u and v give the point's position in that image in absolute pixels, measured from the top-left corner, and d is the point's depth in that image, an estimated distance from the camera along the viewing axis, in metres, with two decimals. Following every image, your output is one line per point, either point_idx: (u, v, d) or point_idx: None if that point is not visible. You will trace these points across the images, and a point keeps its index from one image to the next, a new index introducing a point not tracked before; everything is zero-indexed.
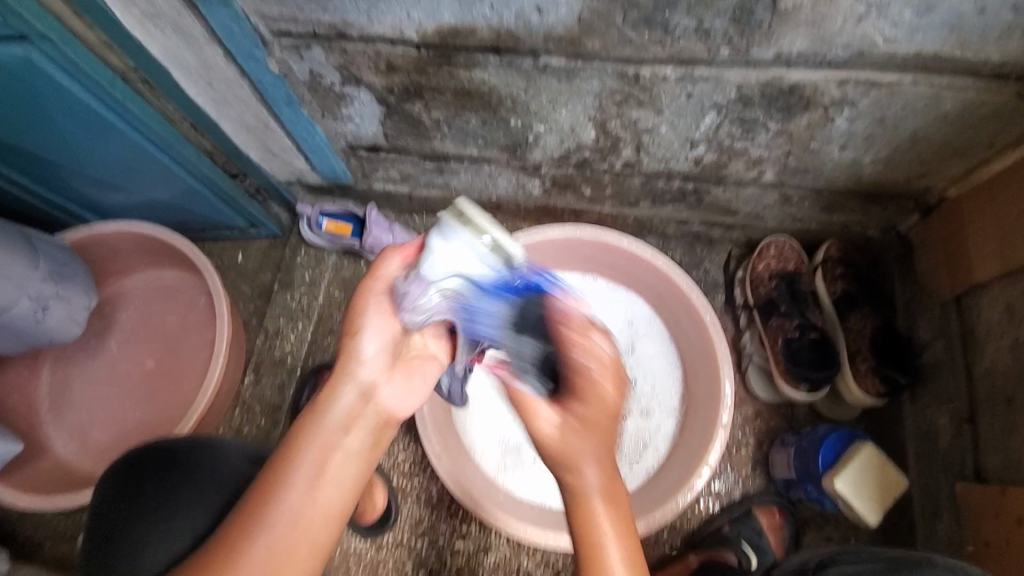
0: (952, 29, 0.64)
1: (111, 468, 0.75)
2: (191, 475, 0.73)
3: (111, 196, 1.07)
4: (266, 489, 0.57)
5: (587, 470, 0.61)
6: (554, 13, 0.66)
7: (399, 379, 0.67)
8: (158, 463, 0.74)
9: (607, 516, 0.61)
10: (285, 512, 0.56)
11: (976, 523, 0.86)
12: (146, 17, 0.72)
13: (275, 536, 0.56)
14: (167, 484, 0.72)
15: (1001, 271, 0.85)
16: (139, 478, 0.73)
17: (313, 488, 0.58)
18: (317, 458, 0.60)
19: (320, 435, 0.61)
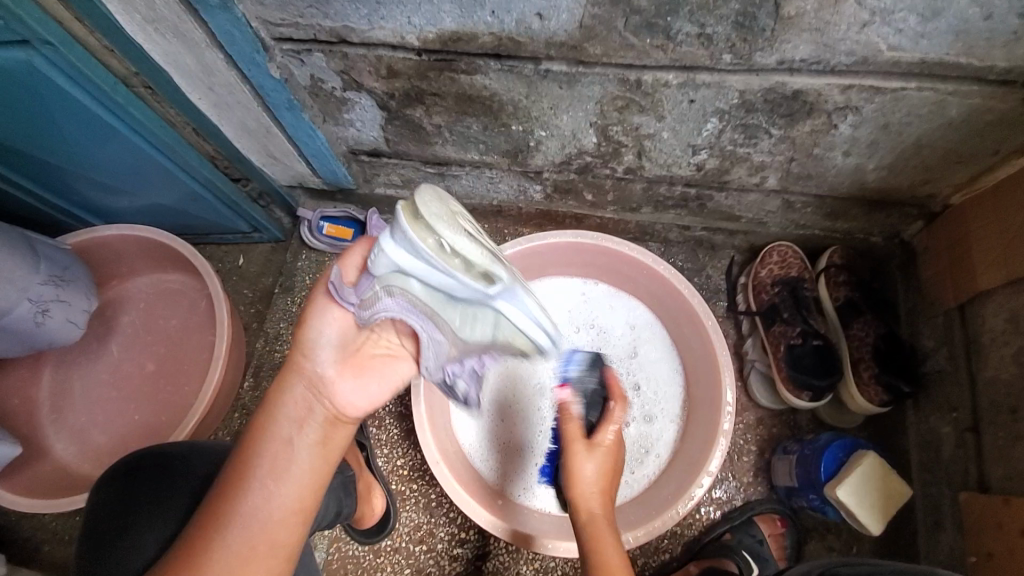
0: (957, 36, 0.63)
1: (108, 474, 0.75)
2: (191, 480, 0.72)
3: (112, 200, 1.07)
4: (226, 490, 0.59)
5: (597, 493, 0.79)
6: (556, 19, 0.66)
7: (354, 376, 0.65)
8: (154, 469, 0.73)
9: (610, 535, 0.74)
10: (246, 509, 0.58)
11: (980, 534, 0.85)
12: (147, 21, 0.72)
13: (237, 536, 0.57)
14: (165, 490, 0.72)
15: (1005, 279, 0.84)
16: (136, 484, 0.73)
17: (272, 485, 0.60)
18: (273, 456, 0.61)
19: (276, 433, 0.61)
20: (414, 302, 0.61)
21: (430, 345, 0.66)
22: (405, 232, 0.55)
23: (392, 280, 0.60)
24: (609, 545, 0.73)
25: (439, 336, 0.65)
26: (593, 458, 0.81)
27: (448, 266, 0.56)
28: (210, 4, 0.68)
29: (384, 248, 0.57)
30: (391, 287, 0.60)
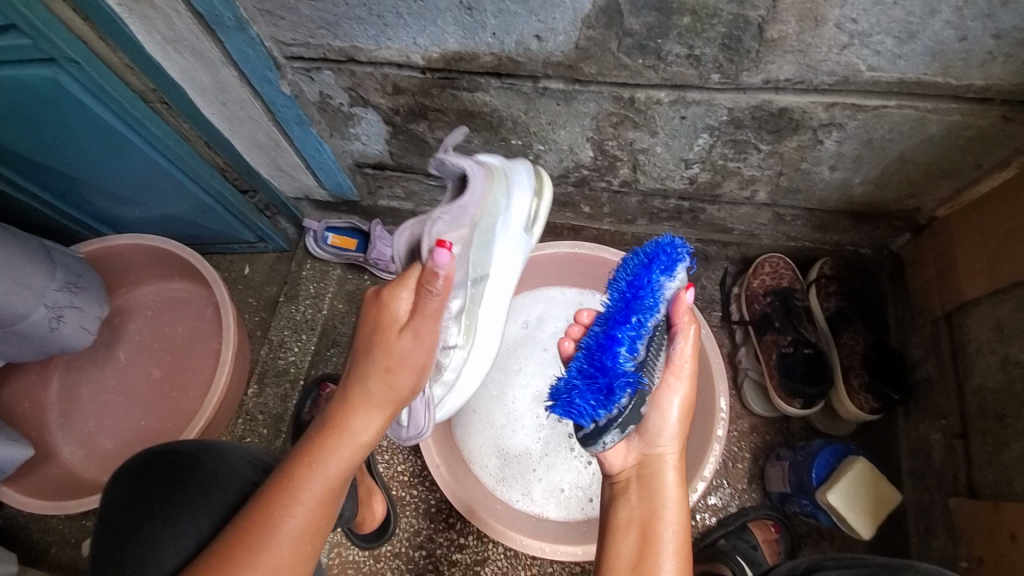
0: (933, 57, 0.67)
1: (117, 475, 0.78)
2: (193, 479, 0.74)
3: (125, 210, 1.11)
4: (277, 499, 0.57)
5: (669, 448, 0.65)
6: (553, 40, 0.70)
7: None
8: (159, 470, 0.75)
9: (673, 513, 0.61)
10: (298, 524, 0.57)
11: (970, 539, 0.87)
12: (168, 41, 0.76)
13: (283, 549, 0.56)
14: (170, 487, 0.74)
15: (989, 288, 0.87)
16: (144, 484, 0.75)
17: (328, 498, 0.59)
18: (335, 473, 0.59)
19: (343, 451, 0.60)
20: (486, 186, 0.73)
21: (453, 213, 0.70)
22: (530, 176, 0.82)
23: (494, 171, 0.76)
24: (672, 519, 0.60)
25: (462, 221, 0.71)
26: (685, 395, 0.66)
27: (525, 217, 0.80)
28: (226, 26, 0.72)
29: (520, 167, 0.81)
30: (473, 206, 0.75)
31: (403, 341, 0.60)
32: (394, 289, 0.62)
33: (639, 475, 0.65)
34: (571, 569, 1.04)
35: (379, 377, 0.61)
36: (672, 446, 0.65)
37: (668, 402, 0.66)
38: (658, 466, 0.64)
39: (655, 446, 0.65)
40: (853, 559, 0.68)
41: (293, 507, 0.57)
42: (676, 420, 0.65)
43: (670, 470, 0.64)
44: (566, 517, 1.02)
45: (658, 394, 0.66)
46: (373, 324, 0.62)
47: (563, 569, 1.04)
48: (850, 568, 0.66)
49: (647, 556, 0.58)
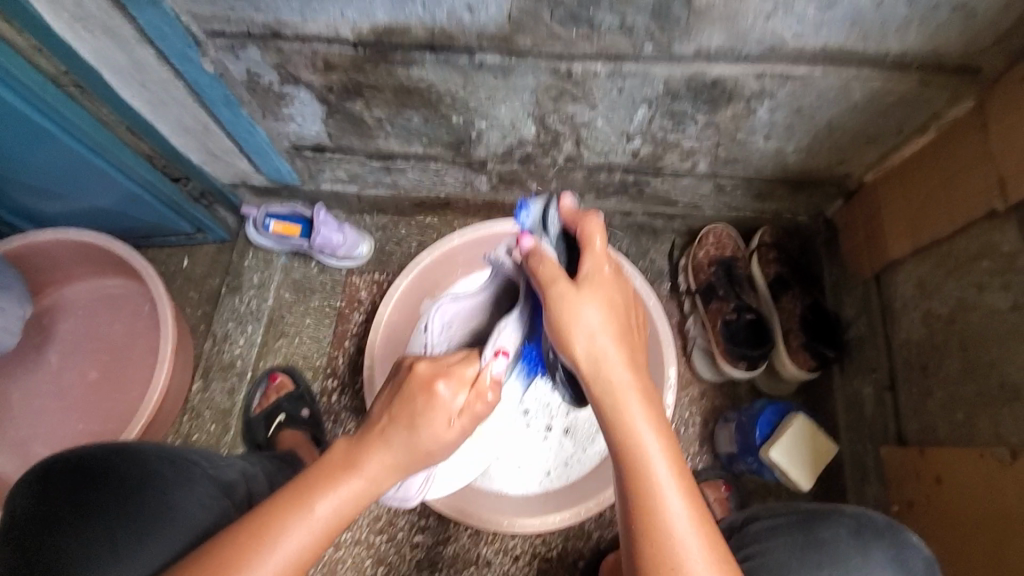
0: (851, 24, 0.69)
1: (20, 486, 0.70)
2: (104, 484, 0.69)
3: (45, 204, 1.03)
4: (285, 514, 0.56)
5: (583, 342, 0.60)
6: (485, 11, 0.69)
7: None
8: (72, 476, 0.69)
9: (642, 411, 0.58)
10: (295, 549, 0.55)
11: (899, 482, 0.93)
12: (74, 18, 0.71)
13: (273, 570, 0.54)
14: (85, 494, 0.68)
15: (911, 248, 0.92)
16: (48, 494, 0.68)
17: (332, 531, 0.58)
18: (344, 512, 0.59)
19: (362, 492, 0.60)
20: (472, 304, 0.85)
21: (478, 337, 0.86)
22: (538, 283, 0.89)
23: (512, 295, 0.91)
24: (649, 435, 0.57)
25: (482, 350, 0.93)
26: (593, 299, 0.61)
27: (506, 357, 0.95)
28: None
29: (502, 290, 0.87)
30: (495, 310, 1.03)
31: (446, 428, 0.63)
32: (447, 378, 0.65)
33: (594, 385, 0.60)
34: (533, 541, 1.06)
35: (414, 438, 0.62)
36: (609, 345, 0.60)
37: (579, 316, 0.60)
38: (605, 368, 0.59)
39: (591, 352, 0.60)
40: (785, 505, 0.73)
41: (298, 529, 0.56)
42: (594, 329, 0.60)
43: (625, 373, 0.59)
44: (524, 493, 1.03)
45: (562, 315, 0.61)
46: (415, 400, 0.63)
47: (524, 544, 1.06)
48: (783, 516, 0.71)
49: (637, 462, 0.56)
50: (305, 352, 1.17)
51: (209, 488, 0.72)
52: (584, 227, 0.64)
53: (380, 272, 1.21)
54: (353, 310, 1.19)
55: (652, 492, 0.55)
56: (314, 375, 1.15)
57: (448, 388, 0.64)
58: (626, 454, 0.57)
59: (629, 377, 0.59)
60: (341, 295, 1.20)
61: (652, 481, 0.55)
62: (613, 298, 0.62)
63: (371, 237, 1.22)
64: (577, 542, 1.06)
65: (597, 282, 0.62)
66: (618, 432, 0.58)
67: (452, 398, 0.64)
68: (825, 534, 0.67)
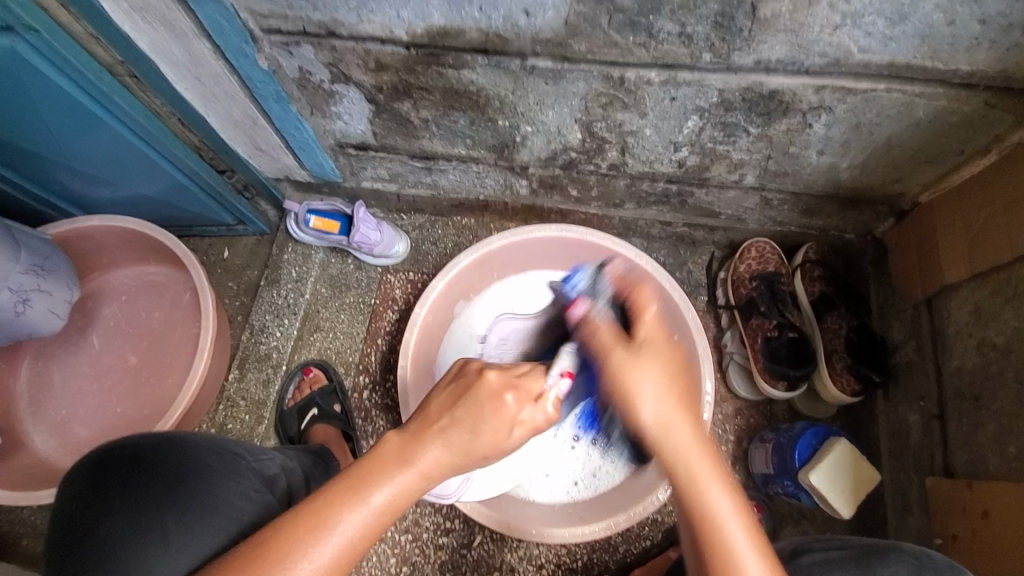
0: (921, 40, 0.66)
1: (72, 471, 0.72)
2: (143, 470, 0.70)
3: (95, 190, 1.06)
4: (340, 499, 0.57)
5: (645, 412, 0.61)
6: (542, 16, 0.68)
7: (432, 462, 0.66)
8: (120, 463, 0.70)
9: (708, 472, 0.59)
10: (348, 536, 0.56)
11: (943, 516, 0.90)
12: (135, 10, 0.72)
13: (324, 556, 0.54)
14: (130, 482, 0.69)
15: (967, 273, 0.88)
16: (90, 479, 0.70)
17: (382, 521, 0.58)
18: (397, 502, 0.58)
19: (415, 484, 0.59)
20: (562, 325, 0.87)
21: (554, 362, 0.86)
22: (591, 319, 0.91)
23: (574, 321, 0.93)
24: (718, 494, 0.58)
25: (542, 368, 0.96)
26: (650, 368, 0.63)
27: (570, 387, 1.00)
28: None
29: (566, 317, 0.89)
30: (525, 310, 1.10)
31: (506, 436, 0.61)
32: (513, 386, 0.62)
33: (663, 455, 0.61)
34: (558, 552, 1.05)
35: (472, 439, 0.60)
36: (672, 413, 0.61)
37: (636, 385, 0.62)
38: (673, 441, 0.60)
39: (658, 419, 0.61)
40: (838, 540, 0.70)
41: (350, 517, 0.56)
42: (658, 399, 0.61)
43: (689, 440, 0.60)
44: (552, 501, 1.03)
45: (631, 391, 0.62)
46: (479, 402, 0.61)
47: (549, 553, 1.05)
48: (835, 549, 0.68)
49: (713, 538, 0.56)
50: (338, 347, 1.18)
51: (247, 480, 0.72)
52: (636, 297, 0.70)
53: (415, 271, 1.22)
54: (387, 308, 1.20)
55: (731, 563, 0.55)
56: (346, 371, 1.16)
57: (516, 400, 0.62)
58: (697, 523, 0.58)
59: (694, 440, 0.60)
60: (376, 292, 1.20)
61: (727, 549, 0.55)
62: (667, 360, 0.64)
63: (408, 236, 1.23)
64: (602, 556, 1.05)
65: (650, 347, 0.65)
66: (693, 506, 0.58)
67: (518, 411, 0.62)
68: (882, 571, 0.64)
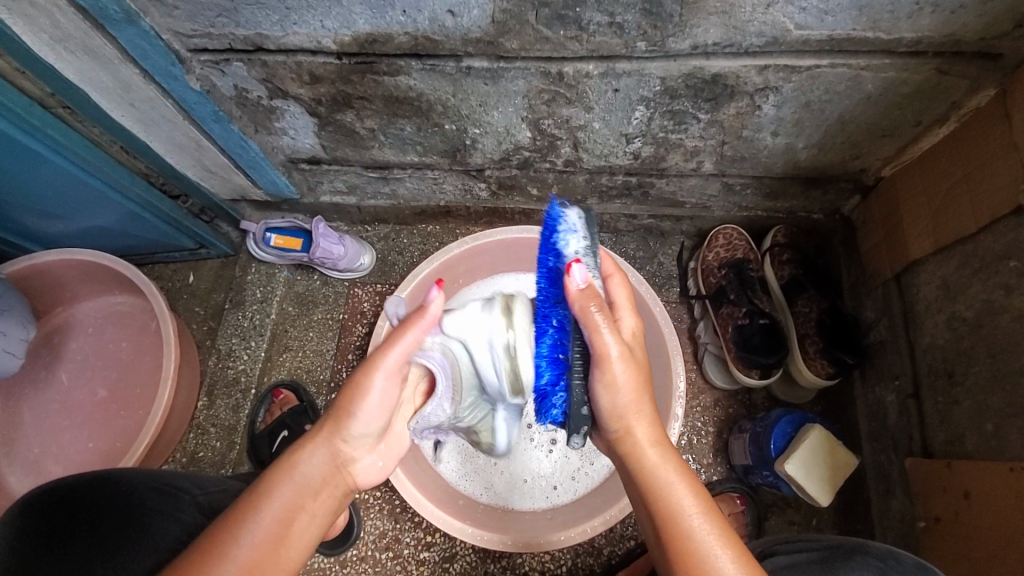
0: (859, 11, 0.64)
1: (7, 517, 0.68)
2: (87, 515, 0.68)
3: (50, 225, 1.04)
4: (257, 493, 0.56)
5: (614, 410, 0.59)
6: (467, 15, 0.66)
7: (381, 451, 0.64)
8: (54, 507, 0.68)
9: (670, 470, 0.58)
10: (272, 518, 0.55)
11: (926, 499, 0.87)
12: (56, 40, 0.70)
13: (249, 550, 0.53)
14: (61, 526, 0.66)
15: (933, 247, 0.86)
16: (30, 525, 0.66)
17: (307, 500, 0.58)
18: (314, 480, 0.58)
19: (326, 458, 0.59)
20: (447, 351, 0.66)
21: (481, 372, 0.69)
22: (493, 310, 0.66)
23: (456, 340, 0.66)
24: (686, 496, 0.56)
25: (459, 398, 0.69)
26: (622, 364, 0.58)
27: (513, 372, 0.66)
28: (115, 19, 0.67)
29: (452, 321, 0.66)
30: (448, 350, 0.67)
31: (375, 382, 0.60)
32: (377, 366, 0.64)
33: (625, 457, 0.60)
34: (541, 558, 1.03)
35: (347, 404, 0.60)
36: (634, 413, 0.59)
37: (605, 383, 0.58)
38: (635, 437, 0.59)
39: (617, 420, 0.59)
40: (806, 542, 0.71)
41: (268, 502, 0.56)
42: (618, 386, 0.58)
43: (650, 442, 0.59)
44: (531, 508, 1.00)
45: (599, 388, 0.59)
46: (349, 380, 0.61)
47: (532, 560, 1.03)
48: (801, 552, 0.68)
49: (682, 538, 0.54)
50: (309, 365, 1.16)
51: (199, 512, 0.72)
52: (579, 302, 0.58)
53: (382, 283, 1.20)
54: (356, 322, 1.18)
55: (696, 557, 0.53)
56: (318, 389, 1.15)
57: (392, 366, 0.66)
58: (665, 528, 0.56)
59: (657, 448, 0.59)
60: (344, 307, 1.19)
61: (694, 552, 0.54)
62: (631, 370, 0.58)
63: (373, 248, 1.21)
64: (587, 559, 1.03)
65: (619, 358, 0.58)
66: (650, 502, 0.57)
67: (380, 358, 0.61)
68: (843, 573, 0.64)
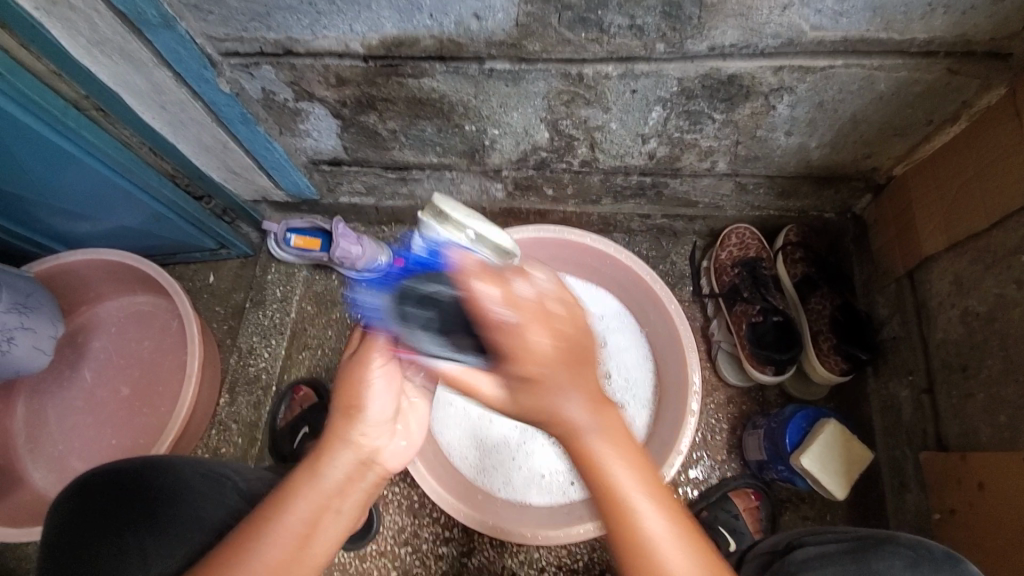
0: (873, 13, 0.66)
1: (61, 497, 0.75)
2: (134, 498, 0.73)
3: (77, 225, 1.06)
4: (286, 495, 0.60)
5: (534, 389, 0.54)
6: (492, 18, 0.68)
7: (399, 438, 0.70)
8: (103, 492, 0.73)
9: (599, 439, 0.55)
10: (303, 518, 0.59)
11: (941, 491, 0.88)
12: (93, 44, 0.73)
13: (284, 548, 0.58)
14: (112, 507, 0.72)
15: (946, 243, 0.88)
16: (85, 505, 0.73)
17: (336, 501, 0.62)
18: (344, 482, 0.63)
19: (350, 462, 0.64)
20: None
21: None
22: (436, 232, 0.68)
23: None
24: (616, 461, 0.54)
25: None
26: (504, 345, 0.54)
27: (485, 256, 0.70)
28: (152, 23, 0.69)
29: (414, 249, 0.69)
30: None
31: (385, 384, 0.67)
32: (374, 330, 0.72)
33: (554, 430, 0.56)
34: (558, 553, 1.05)
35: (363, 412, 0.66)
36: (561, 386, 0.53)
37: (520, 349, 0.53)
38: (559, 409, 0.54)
39: (535, 397, 0.54)
40: (833, 533, 0.72)
41: (302, 504, 0.60)
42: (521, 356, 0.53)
43: (584, 413, 0.54)
44: (549, 503, 1.02)
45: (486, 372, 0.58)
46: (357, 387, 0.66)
47: (550, 555, 1.05)
48: (831, 543, 0.70)
49: (622, 513, 0.53)
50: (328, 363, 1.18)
51: (231, 502, 0.74)
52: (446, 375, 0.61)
53: None
54: None
55: (625, 519, 0.53)
56: None
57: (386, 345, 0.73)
58: (599, 493, 0.55)
59: (587, 418, 0.55)
60: None
61: (626, 510, 0.53)
62: (552, 354, 0.53)
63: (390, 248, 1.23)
64: (604, 554, 1.04)
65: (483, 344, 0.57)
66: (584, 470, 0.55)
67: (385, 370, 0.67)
68: (878, 565, 0.65)
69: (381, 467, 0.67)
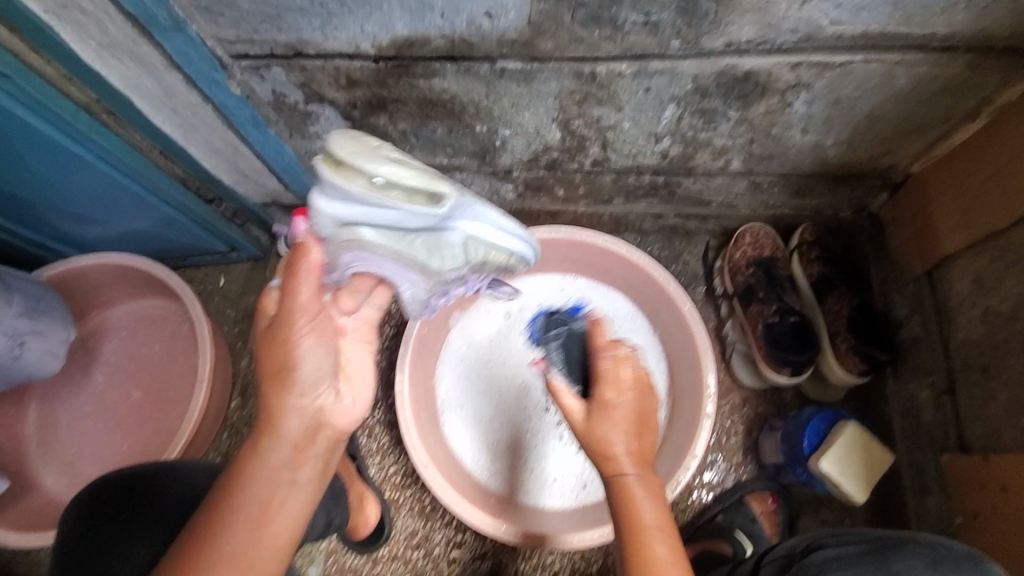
0: (894, 7, 0.64)
1: (74, 501, 0.75)
2: (148, 503, 0.73)
3: (87, 229, 1.07)
4: (230, 483, 0.57)
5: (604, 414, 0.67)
6: (504, 17, 0.67)
7: (345, 387, 0.63)
8: (117, 497, 0.73)
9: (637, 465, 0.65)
10: (251, 506, 0.55)
11: (963, 494, 0.86)
12: (103, 48, 0.72)
13: (240, 537, 0.55)
14: (126, 512, 0.72)
15: (967, 241, 0.86)
16: (98, 509, 0.72)
17: (287, 479, 0.57)
18: (288, 454, 0.58)
19: (291, 436, 0.58)
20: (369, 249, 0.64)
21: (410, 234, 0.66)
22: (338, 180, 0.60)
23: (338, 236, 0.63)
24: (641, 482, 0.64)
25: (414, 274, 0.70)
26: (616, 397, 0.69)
27: (389, 198, 0.61)
28: (162, 27, 0.69)
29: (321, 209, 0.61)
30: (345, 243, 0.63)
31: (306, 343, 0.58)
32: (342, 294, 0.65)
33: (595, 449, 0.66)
34: (572, 557, 1.03)
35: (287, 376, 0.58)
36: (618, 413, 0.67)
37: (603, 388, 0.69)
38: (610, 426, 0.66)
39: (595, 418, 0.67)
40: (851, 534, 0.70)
41: (248, 491, 0.56)
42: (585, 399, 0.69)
43: (622, 437, 0.65)
44: (561, 506, 1.01)
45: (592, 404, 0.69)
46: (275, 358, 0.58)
47: (564, 559, 1.04)
48: (849, 545, 0.68)
49: (631, 518, 0.62)
50: None
51: None
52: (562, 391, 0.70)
53: None
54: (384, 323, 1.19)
55: (638, 526, 0.62)
56: None
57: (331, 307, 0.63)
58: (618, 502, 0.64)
59: (626, 444, 0.65)
60: None
61: (634, 514, 0.62)
62: (627, 393, 0.68)
63: None
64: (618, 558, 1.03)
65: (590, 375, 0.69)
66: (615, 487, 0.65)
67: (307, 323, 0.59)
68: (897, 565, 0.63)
69: (332, 428, 0.61)
